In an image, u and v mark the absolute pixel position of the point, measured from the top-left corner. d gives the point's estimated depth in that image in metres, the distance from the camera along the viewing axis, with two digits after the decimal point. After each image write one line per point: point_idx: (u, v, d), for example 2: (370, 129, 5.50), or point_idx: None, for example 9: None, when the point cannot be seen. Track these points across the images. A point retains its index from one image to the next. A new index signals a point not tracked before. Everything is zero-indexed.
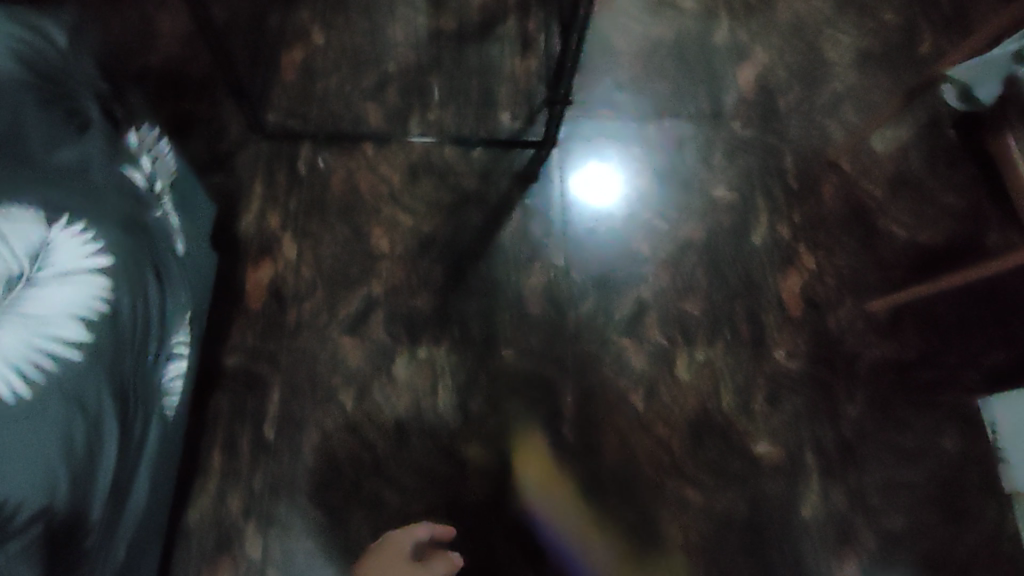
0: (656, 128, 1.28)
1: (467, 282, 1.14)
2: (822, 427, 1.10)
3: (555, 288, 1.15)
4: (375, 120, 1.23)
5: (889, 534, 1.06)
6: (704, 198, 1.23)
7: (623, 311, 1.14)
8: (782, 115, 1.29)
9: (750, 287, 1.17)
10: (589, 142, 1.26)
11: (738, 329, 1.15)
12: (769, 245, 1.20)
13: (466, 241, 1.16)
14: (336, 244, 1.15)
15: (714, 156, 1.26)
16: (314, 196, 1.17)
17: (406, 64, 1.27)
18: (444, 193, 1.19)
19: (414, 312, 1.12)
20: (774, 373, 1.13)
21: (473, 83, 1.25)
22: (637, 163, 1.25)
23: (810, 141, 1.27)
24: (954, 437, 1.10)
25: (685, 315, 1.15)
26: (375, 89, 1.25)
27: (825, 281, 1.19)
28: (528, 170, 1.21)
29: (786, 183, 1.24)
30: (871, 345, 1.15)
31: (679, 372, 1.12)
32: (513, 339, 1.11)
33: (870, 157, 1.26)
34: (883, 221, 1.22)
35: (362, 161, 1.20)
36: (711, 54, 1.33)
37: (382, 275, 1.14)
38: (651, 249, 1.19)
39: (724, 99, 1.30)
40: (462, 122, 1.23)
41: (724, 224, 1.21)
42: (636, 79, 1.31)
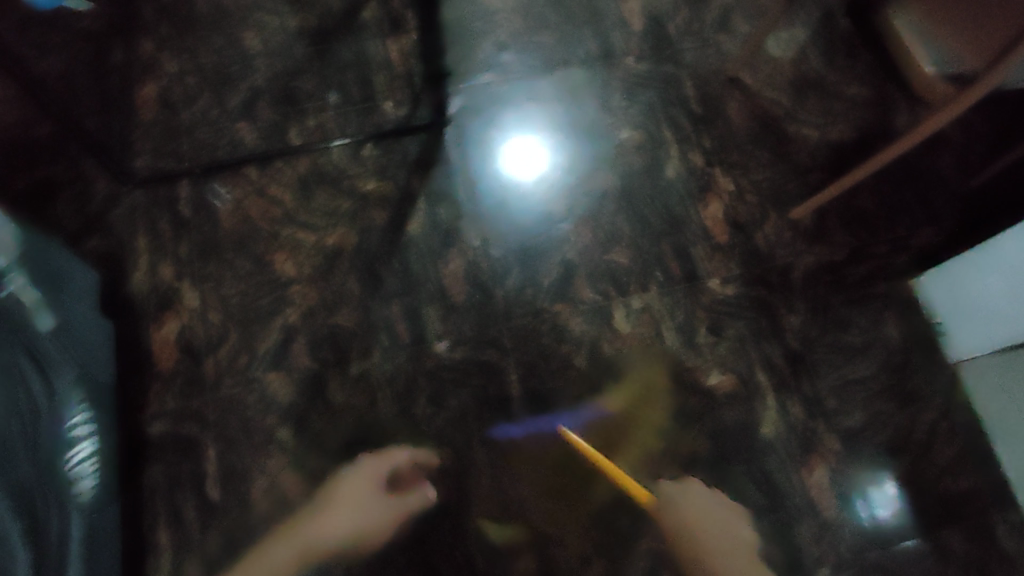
0: (549, 81, 1.24)
1: (384, 286, 1.10)
2: (769, 345, 1.10)
3: (476, 268, 1.11)
4: (251, 140, 1.18)
5: (850, 432, 1.07)
6: (610, 140, 1.20)
7: (552, 276, 1.11)
8: (676, 40, 1.27)
9: (674, 223, 1.15)
10: (481, 110, 1.22)
11: (669, 267, 1.13)
12: (686, 175, 1.18)
13: (375, 244, 1.12)
14: (238, 280, 1.09)
15: (613, 98, 1.23)
16: (206, 238, 1.11)
17: (272, 74, 1.23)
18: (341, 200, 1.15)
19: (338, 329, 1.07)
20: (712, 304, 1.12)
21: (348, 78, 1.24)
22: (535, 120, 1.21)
23: (707, 63, 1.25)
24: (895, 324, 1.12)
25: (614, 266, 1.12)
26: (245, 108, 1.20)
27: (746, 200, 1.18)
28: (423, 156, 1.18)
29: (690, 111, 1.23)
30: (802, 253, 1.15)
31: (619, 324, 1.09)
32: (445, 332, 1.07)
33: (767, 64, 1.25)
34: (794, 125, 1.22)
35: (249, 187, 1.15)
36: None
37: (296, 300, 1.08)
38: (565, 207, 1.15)
39: (612, 38, 1.27)
40: (346, 124, 1.20)
41: (637, 164, 1.18)
42: (515, 35, 1.27)
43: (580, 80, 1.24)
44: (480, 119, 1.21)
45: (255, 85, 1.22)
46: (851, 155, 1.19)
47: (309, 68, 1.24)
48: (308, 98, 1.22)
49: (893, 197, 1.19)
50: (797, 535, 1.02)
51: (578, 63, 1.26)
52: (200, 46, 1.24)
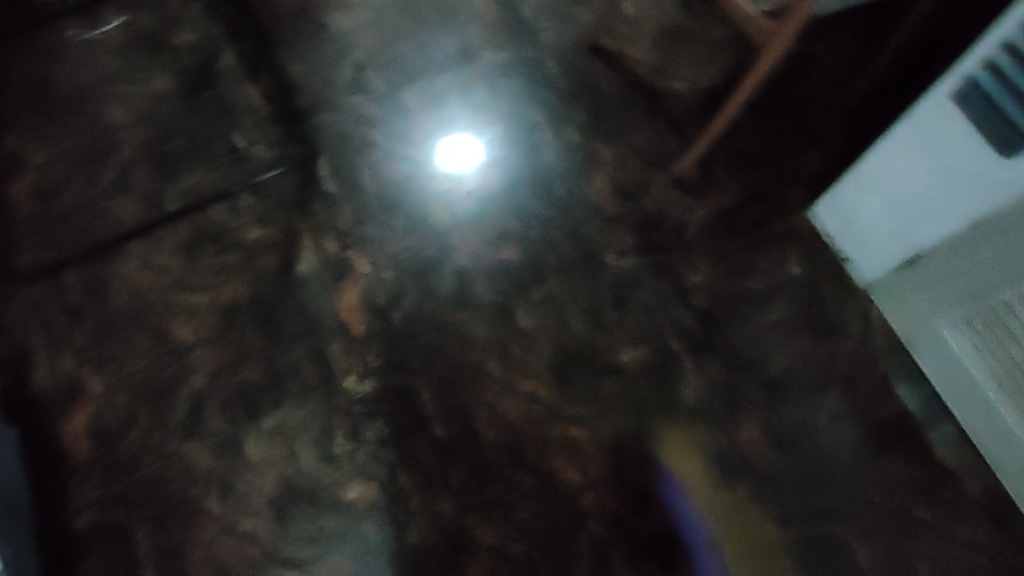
0: (412, 93, 1.27)
1: (283, 331, 1.09)
2: (677, 310, 1.10)
3: (370, 294, 1.11)
4: (128, 214, 1.17)
5: (772, 379, 1.06)
6: (485, 139, 1.23)
7: (447, 288, 1.11)
8: (531, 23, 1.31)
9: (561, 206, 1.17)
10: (354, 135, 1.23)
11: (562, 252, 1.13)
12: (563, 154, 1.21)
13: (269, 291, 1.11)
14: (140, 357, 1.08)
15: (479, 94, 1.26)
16: (102, 321, 1.10)
17: (138, 143, 1.21)
18: (228, 254, 1.14)
19: (246, 384, 1.06)
20: (613, 280, 1.11)
21: (213, 131, 1.22)
22: (408, 134, 1.23)
23: (565, 38, 1.30)
24: (800, 259, 1.12)
25: (507, 263, 1.13)
26: (117, 183, 1.19)
27: (629, 166, 1.19)
28: (300, 196, 1.18)
29: (557, 88, 1.26)
30: (693, 209, 1.16)
31: (521, 319, 1.09)
32: (352, 365, 1.07)
33: (628, 25, 1.30)
34: (664, 81, 1.25)
35: (135, 261, 1.14)
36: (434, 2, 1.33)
37: (200, 364, 1.07)
38: (449, 216, 1.17)
39: (468, 34, 1.30)
40: (219, 178, 1.19)
41: (515, 157, 1.21)
42: (372, 52, 1.29)
43: (444, 84, 1.27)
44: (356, 143, 1.22)
45: (123, 157, 1.20)
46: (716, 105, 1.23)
47: (177, 129, 1.22)
48: (179, 160, 1.20)
49: (773, 132, 1.20)
50: (740, 496, 1.00)
51: (439, 67, 1.28)
52: (63, 128, 1.23)
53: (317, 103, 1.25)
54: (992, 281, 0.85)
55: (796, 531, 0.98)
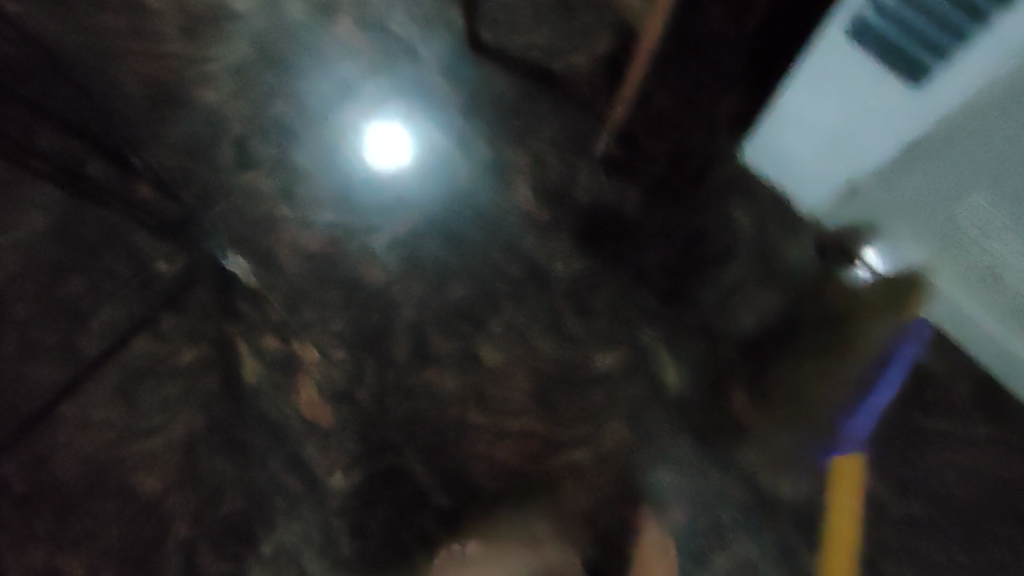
0: (304, 151, 1.17)
1: (251, 449, 1.02)
2: (640, 298, 1.06)
3: (330, 381, 1.04)
4: (44, 374, 1.06)
5: (748, 338, 1.04)
6: (392, 173, 1.14)
7: (405, 349, 1.05)
8: (406, 39, 1.21)
9: (492, 226, 1.10)
10: (258, 215, 1.13)
11: (510, 274, 1.07)
12: (480, 170, 1.14)
13: (224, 411, 1.04)
14: (112, 525, 0.99)
15: (374, 131, 1.17)
16: (59, 499, 1.01)
17: (27, 292, 1.10)
18: (168, 385, 1.05)
19: (232, 517, 0.99)
20: (568, 288, 1.06)
21: (105, 257, 1.11)
22: (313, 199, 1.14)
23: (445, 45, 1.20)
24: (743, 208, 1.09)
25: (457, 303, 1.06)
26: (22, 347, 1.07)
27: (550, 163, 1.13)
28: (223, 299, 1.09)
29: (454, 102, 1.17)
30: (627, 187, 1.10)
31: (490, 358, 1.04)
32: (334, 461, 1.01)
33: (506, 13, 1.20)
34: (560, 62, 1.17)
35: (71, 423, 1.04)
36: (293, 49, 1.22)
37: (177, 510, 1.00)
38: (382, 272, 1.09)
39: (342, 71, 1.20)
40: (129, 306, 1.09)
41: (432, 188, 1.13)
42: (249, 121, 1.18)
43: (332, 132, 1.18)
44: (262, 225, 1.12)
45: (20, 316, 1.09)
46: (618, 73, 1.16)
47: (67, 268, 1.11)
48: (79, 300, 1.09)
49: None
50: (752, 465, 0.99)
51: (320, 117, 1.18)
52: None
53: (208, 194, 1.14)
54: (936, 199, 0.88)
55: (815, 483, 0.98)
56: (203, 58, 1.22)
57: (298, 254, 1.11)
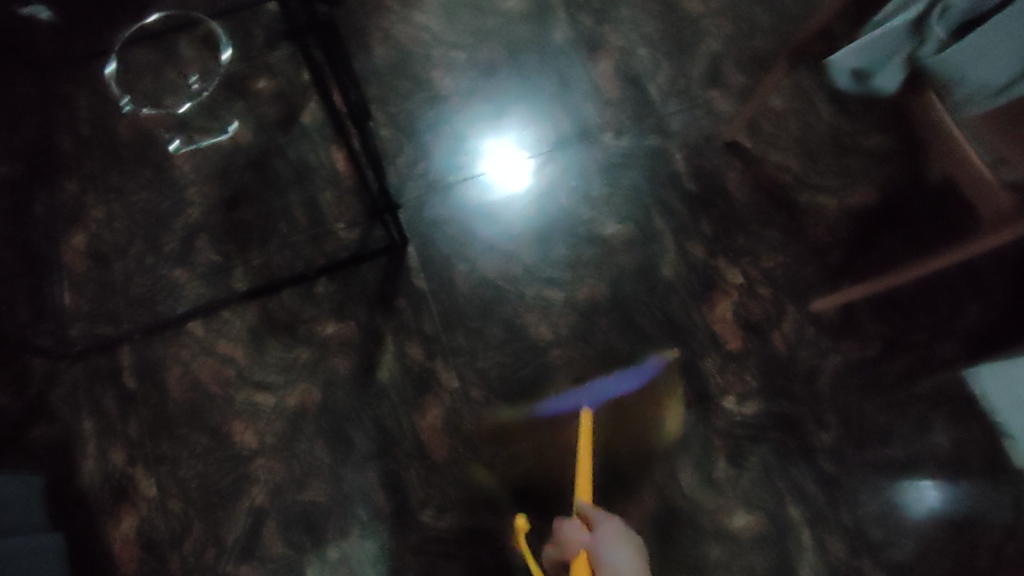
0: (517, 176, 1.10)
1: (355, 449, 0.98)
2: (799, 471, 0.97)
3: (456, 416, 1.00)
4: (193, 289, 1.05)
5: (901, 567, 0.92)
6: (564, 217, 1.08)
7: (542, 419, 0.99)
8: (658, 102, 1.12)
9: (678, 333, 1.03)
10: (446, 222, 1.07)
11: (675, 389, 1.01)
12: (684, 272, 1.05)
13: (342, 401, 1.00)
14: (196, 460, 0.98)
15: (594, 186, 1.09)
16: (156, 414, 1.00)
17: (210, 205, 1.09)
18: (300, 349, 1.02)
19: (312, 506, 0.96)
20: (728, 428, 0.99)
21: (293, 200, 1.09)
22: (508, 227, 1.07)
23: (696, 128, 1.11)
24: (947, 429, 0.97)
25: (611, 394, 1.01)
26: (182, 251, 1.07)
27: (759, 294, 1.04)
28: (385, 290, 1.04)
29: (683, 191, 1.08)
30: (828, 353, 1.02)
31: (622, 464, 0.98)
32: (429, 498, 0.96)
33: (772, 121, 1.12)
34: (807, 195, 1.08)
35: (195, 345, 1.02)
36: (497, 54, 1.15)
37: (261, 476, 0.97)
38: (550, 331, 1.03)
39: (586, 111, 1.12)
40: (295, 258, 1.06)
41: (628, 266, 1.05)
42: (474, 122, 1.13)
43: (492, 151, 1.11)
44: (371, 194, 1.04)
45: (191, 221, 1.08)
46: (880, 221, 1.06)
47: (251, 194, 1.10)
48: (251, 231, 1.08)
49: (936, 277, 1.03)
50: None
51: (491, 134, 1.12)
52: (129, 180, 1.11)
53: (407, 178, 1.10)
54: None
55: None
56: (454, 45, 1.16)
57: (473, 275, 1.05)
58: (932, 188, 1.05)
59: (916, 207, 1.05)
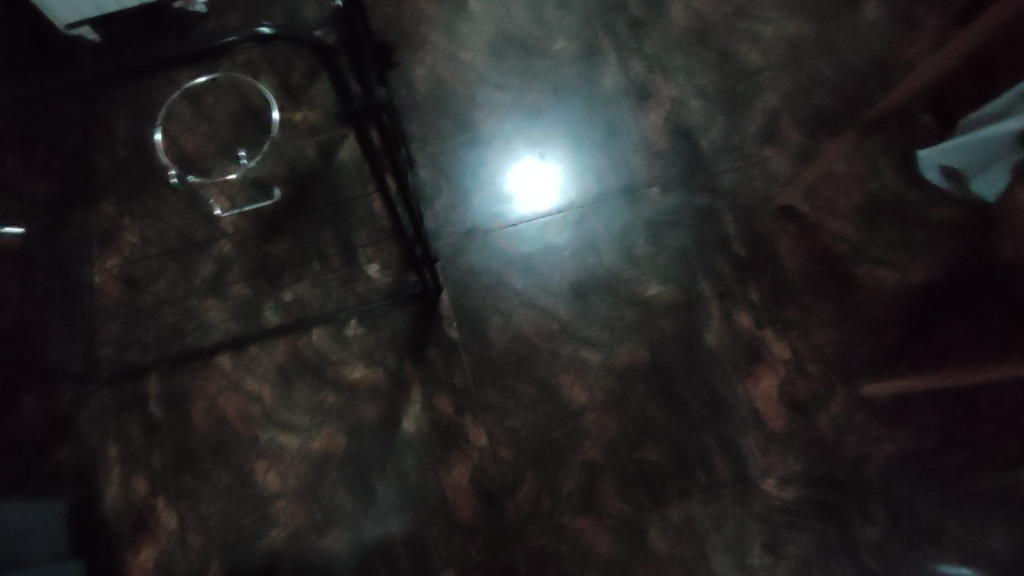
0: (558, 226, 1.05)
1: (378, 499, 0.97)
2: (840, 565, 0.92)
3: (484, 474, 0.97)
4: (222, 322, 1.03)
5: None
6: (605, 275, 1.03)
7: (573, 486, 0.97)
8: (710, 160, 1.06)
9: (718, 407, 0.99)
10: (482, 273, 1.03)
11: (713, 466, 0.97)
12: (728, 342, 1.00)
13: (367, 450, 0.98)
14: (217, 497, 0.97)
15: (637, 244, 1.04)
16: (179, 445, 0.99)
17: (242, 234, 1.06)
18: (327, 392, 1.00)
19: (329, 556, 0.94)
20: (767, 512, 0.95)
21: (325, 236, 1.06)
22: (546, 281, 1.03)
23: (750, 189, 1.04)
24: (1005, 535, 0.90)
25: (644, 465, 0.97)
26: (213, 282, 1.05)
27: (807, 371, 0.99)
28: (416, 337, 1.01)
29: (733, 255, 1.03)
30: (879, 440, 0.96)
31: (653, 542, 0.95)
32: (451, 558, 0.94)
33: (832, 187, 1.04)
34: (864, 267, 1.01)
35: (222, 380, 1.01)
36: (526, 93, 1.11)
37: (282, 520, 0.96)
38: (584, 395, 0.99)
39: (632, 164, 1.06)
40: (326, 297, 1.03)
41: (668, 331, 1.01)
42: (518, 167, 1.08)
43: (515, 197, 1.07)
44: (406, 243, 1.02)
45: (222, 251, 1.06)
46: (943, 304, 0.99)
47: (284, 226, 1.07)
48: (283, 266, 1.05)
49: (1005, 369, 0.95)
50: None
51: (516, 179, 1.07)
52: (162, 206, 1.08)
53: (439, 222, 1.06)
54: None
55: None
56: (497, 84, 1.12)
57: (506, 329, 1.01)
58: (1005, 276, 0.97)
59: (984, 294, 0.98)
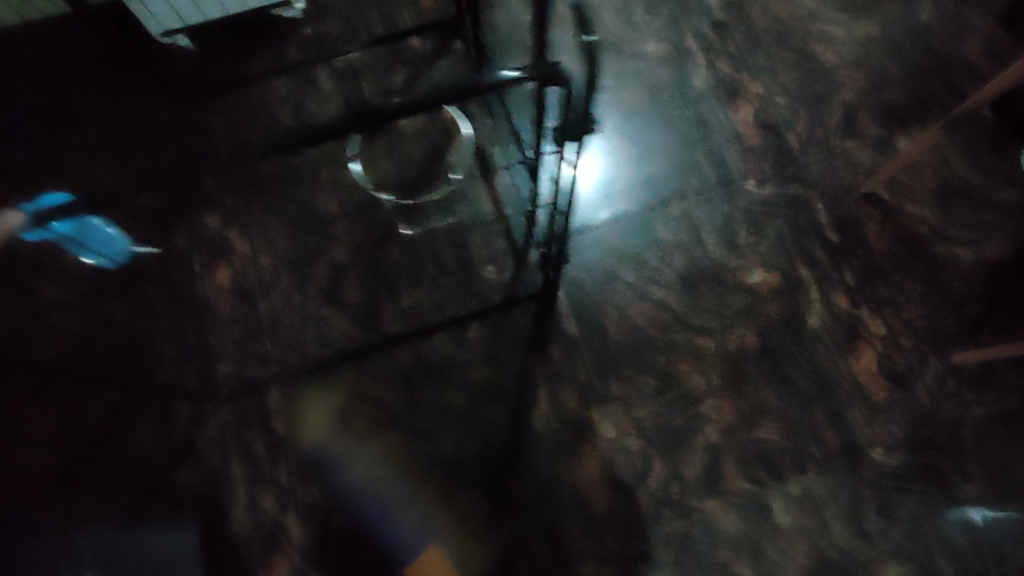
0: (662, 220, 1.12)
1: (512, 497, 0.98)
2: (948, 525, 0.98)
3: (612, 464, 1.00)
4: (343, 330, 1.05)
5: None
6: (711, 264, 1.09)
7: (696, 468, 1.00)
8: (798, 152, 1.14)
9: (825, 385, 1.04)
10: (595, 267, 1.09)
11: (824, 439, 1.02)
12: (829, 322, 1.06)
13: (498, 447, 1.00)
14: (349, 506, 0.97)
15: (738, 234, 1.11)
16: (308, 456, 0.99)
17: (355, 242, 1.09)
18: (454, 394, 1.02)
19: (467, 556, 0.95)
20: (877, 480, 1.00)
21: (438, 242, 1.09)
22: (657, 272, 1.09)
23: (836, 178, 1.13)
24: None
25: (763, 445, 1.01)
26: (328, 290, 1.07)
27: (901, 344, 1.06)
28: (536, 333, 1.05)
29: (826, 240, 1.10)
30: (972, 404, 1.03)
31: (777, 516, 0.99)
32: (588, 549, 0.96)
33: (908, 173, 1.14)
34: (943, 246, 1.10)
35: (347, 388, 1.02)
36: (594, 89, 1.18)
37: (419, 524, 0.96)
38: (702, 381, 1.04)
39: (728, 160, 1.15)
40: (443, 300, 1.06)
41: (774, 315, 1.07)
42: (621, 164, 1.15)
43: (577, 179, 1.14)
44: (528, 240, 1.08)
45: (335, 260, 1.08)
46: (1017, 277, 1.08)
47: (395, 234, 1.10)
48: (398, 272, 1.08)
49: None
50: None
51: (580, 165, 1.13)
52: (271, 218, 1.11)
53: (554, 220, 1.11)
54: None
55: None
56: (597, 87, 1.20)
57: (623, 320, 1.06)
58: None
59: None
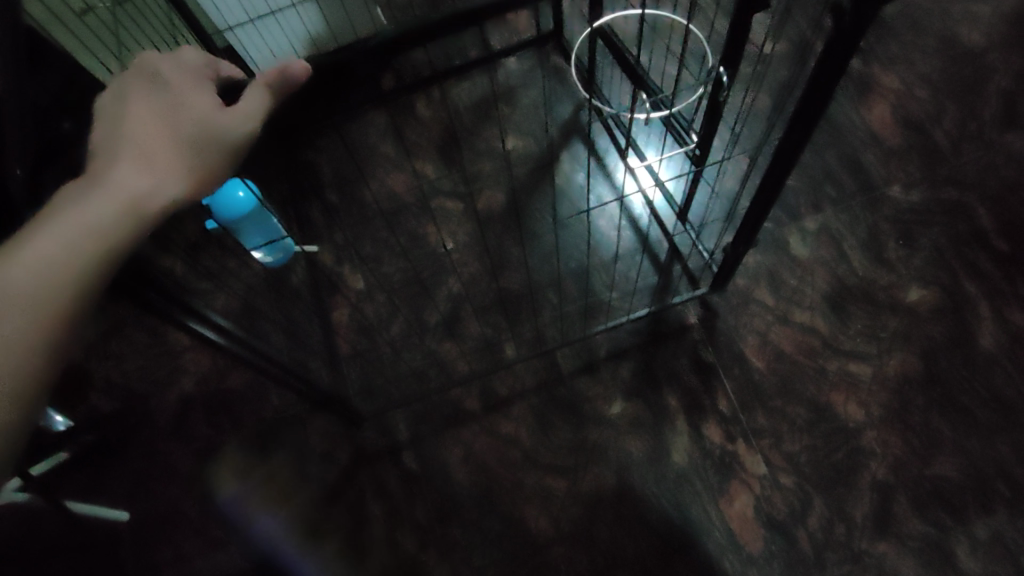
0: (800, 237, 1.04)
1: (655, 542, 0.89)
2: None
3: (767, 506, 0.90)
4: (465, 362, 1.02)
5: None
6: (861, 283, 1.00)
7: (864, 509, 0.88)
8: (950, 152, 1.05)
9: (1008, 412, 0.91)
10: (732, 290, 1.02)
11: (1014, 476, 0.88)
12: (1005, 341, 0.94)
13: (638, 484, 0.92)
14: (488, 546, 0.91)
15: (888, 248, 1.01)
16: (440, 499, 0.94)
17: (472, 273, 1.07)
18: (587, 429, 0.96)
19: None
20: None
21: (559, 268, 1.06)
22: (799, 292, 1.00)
23: (997, 179, 1.02)
24: None
25: (941, 481, 0.88)
26: (449, 322, 1.04)
27: None
28: (672, 363, 0.99)
29: (992, 249, 0.99)
30: None
31: (965, 564, 0.84)
32: None
33: None
34: None
35: (475, 425, 0.98)
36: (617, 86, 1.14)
37: (558, 568, 0.88)
38: (860, 411, 0.93)
39: (869, 168, 1.06)
40: (565, 329, 1.02)
41: (938, 335, 0.96)
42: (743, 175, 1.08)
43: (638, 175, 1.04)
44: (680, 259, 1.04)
45: (454, 292, 1.06)
46: None
47: (512, 262, 1.07)
48: (521, 301, 1.04)
49: None
50: None
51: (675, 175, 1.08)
52: (388, 253, 1.10)
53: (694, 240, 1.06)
54: None
55: None
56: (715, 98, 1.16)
57: (765, 346, 0.98)
58: None
59: None
